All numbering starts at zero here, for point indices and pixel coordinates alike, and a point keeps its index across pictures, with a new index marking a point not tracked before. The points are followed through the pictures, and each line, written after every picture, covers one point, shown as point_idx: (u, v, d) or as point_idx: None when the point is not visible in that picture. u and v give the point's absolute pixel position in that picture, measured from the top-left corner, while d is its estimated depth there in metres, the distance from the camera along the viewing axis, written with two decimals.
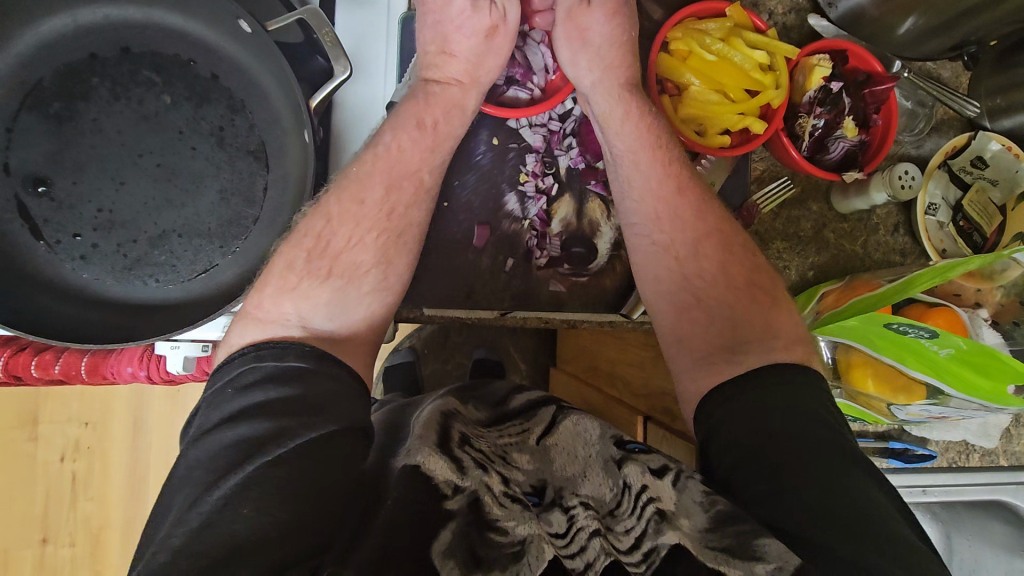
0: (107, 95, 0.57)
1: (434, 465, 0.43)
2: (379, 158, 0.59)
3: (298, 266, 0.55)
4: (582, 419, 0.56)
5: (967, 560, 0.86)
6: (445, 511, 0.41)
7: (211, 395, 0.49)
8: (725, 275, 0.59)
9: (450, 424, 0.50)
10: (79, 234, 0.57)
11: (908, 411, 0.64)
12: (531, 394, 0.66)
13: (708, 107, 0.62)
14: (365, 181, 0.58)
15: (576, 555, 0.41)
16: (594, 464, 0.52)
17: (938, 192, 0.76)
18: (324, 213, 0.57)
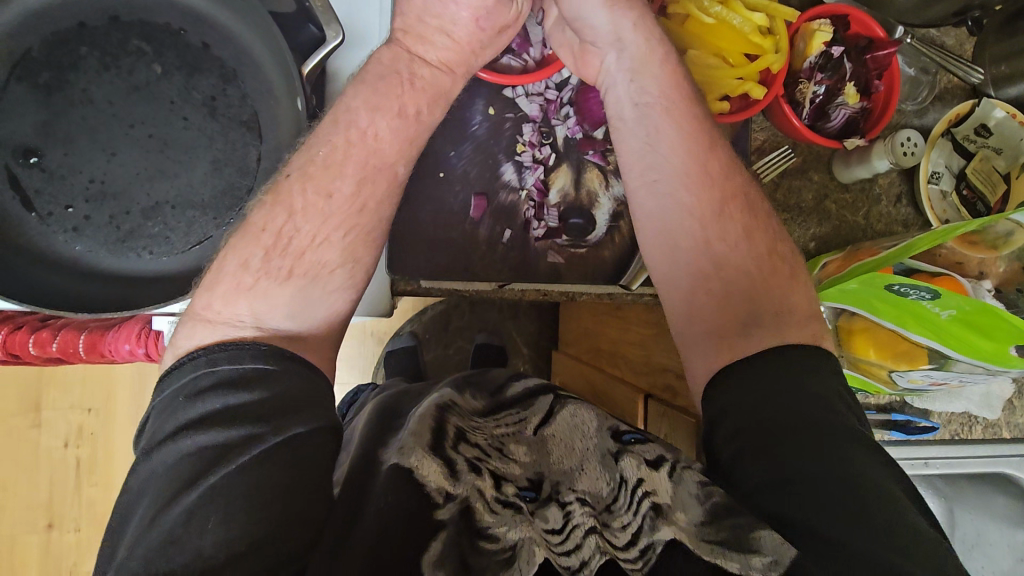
0: (97, 65, 0.56)
1: (427, 471, 0.44)
2: (351, 144, 0.54)
3: (254, 264, 0.51)
4: (580, 411, 0.57)
5: (971, 533, 0.86)
6: (437, 521, 0.42)
7: (164, 404, 0.46)
8: (748, 243, 0.55)
9: (446, 419, 0.50)
10: (72, 206, 0.57)
11: (909, 379, 0.63)
12: (527, 381, 0.67)
13: (708, 71, 0.62)
14: (335, 171, 0.53)
15: (571, 552, 0.42)
16: (591, 456, 0.52)
17: (942, 160, 0.75)
18: (286, 207, 0.52)
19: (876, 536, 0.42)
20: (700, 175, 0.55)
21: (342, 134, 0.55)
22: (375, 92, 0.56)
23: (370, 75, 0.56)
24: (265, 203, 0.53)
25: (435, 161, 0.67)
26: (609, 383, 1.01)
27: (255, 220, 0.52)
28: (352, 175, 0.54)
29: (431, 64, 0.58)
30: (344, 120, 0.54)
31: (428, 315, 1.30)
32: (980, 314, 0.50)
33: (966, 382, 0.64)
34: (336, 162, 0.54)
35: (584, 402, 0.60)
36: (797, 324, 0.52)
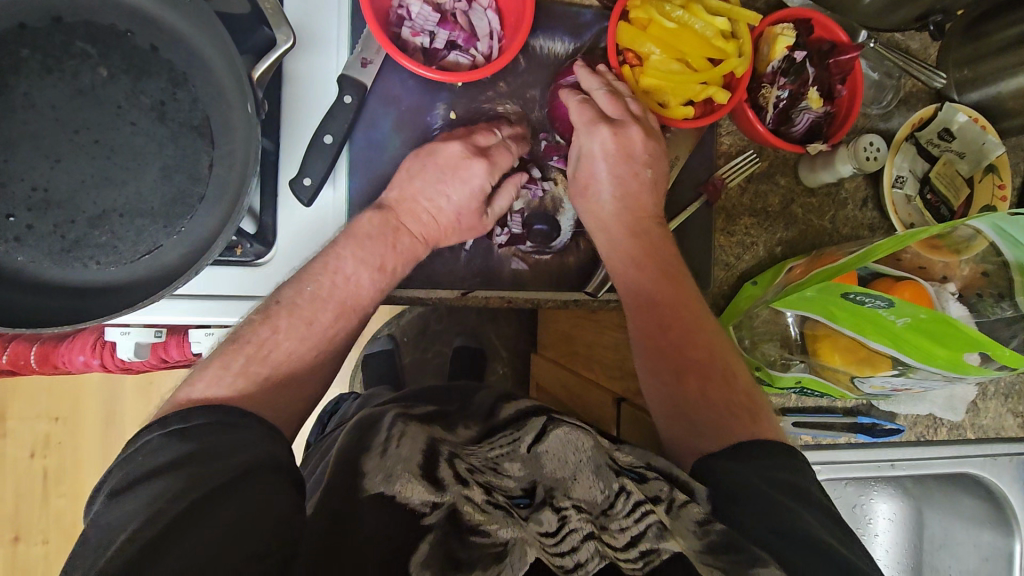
0: (39, 68, 0.54)
1: (411, 492, 0.44)
2: (335, 288, 0.59)
3: (234, 367, 0.54)
4: (572, 430, 0.53)
5: (937, 533, 0.92)
6: (423, 527, 0.42)
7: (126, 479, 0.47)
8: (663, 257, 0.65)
9: (438, 444, 0.52)
10: (13, 215, 0.54)
11: (871, 384, 0.64)
12: (519, 403, 0.66)
13: (672, 76, 0.60)
14: (319, 304, 0.58)
15: (565, 554, 0.41)
16: (585, 467, 0.50)
17: (906, 165, 0.74)
18: (271, 326, 0.57)
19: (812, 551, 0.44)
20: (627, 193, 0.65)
21: (327, 276, 0.59)
22: (370, 231, 0.61)
23: (358, 232, 0.61)
24: (254, 319, 0.57)
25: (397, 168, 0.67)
26: (584, 387, 1.01)
27: (241, 334, 0.56)
28: (332, 309, 0.59)
29: (414, 235, 0.63)
30: (331, 267, 0.59)
31: (406, 319, 1.29)
32: (935, 323, 0.50)
33: (925, 387, 0.66)
34: (321, 296, 0.59)
35: (579, 426, 0.56)
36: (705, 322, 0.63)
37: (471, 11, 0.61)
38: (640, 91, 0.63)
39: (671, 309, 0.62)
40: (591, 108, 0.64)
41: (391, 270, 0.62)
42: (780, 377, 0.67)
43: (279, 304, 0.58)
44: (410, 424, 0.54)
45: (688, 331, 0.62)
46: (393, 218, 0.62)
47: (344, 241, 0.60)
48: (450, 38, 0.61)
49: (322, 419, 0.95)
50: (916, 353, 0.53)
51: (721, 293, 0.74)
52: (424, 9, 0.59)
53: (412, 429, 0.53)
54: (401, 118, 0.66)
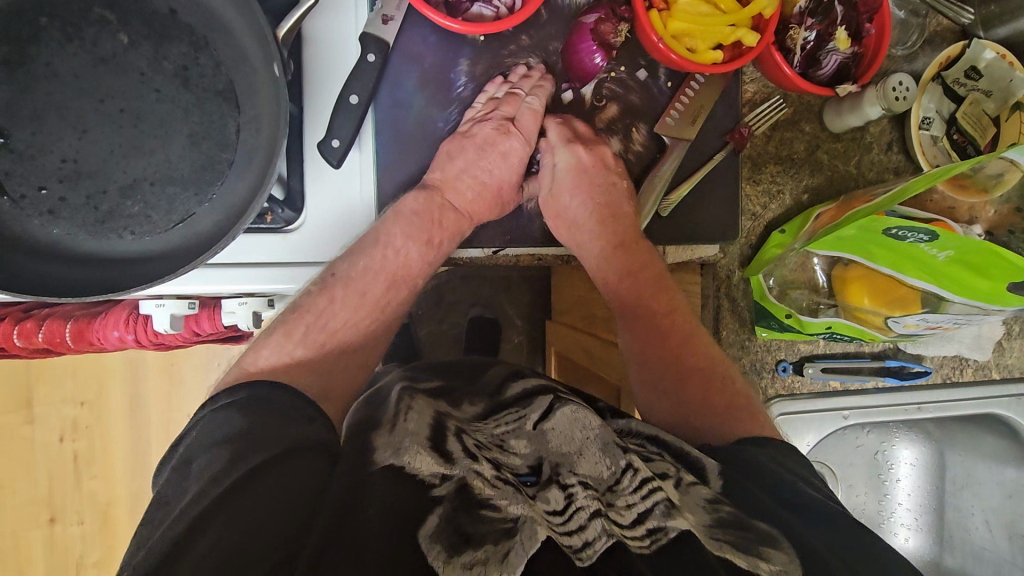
0: (60, 37, 0.53)
1: (421, 463, 0.47)
2: (385, 259, 0.63)
3: (297, 336, 0.60)
4: (581, 408, 0.55)
5: (959, 475, 0.94)
6: (433, 498, 0.44)
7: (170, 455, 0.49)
8: (630, 238, 0.70)
9: (445, 419, 0.54)
10: (45, 187, 0.54)
11: (904, 324, 0.64)
12: (528, 381, 0.66)
13: (701, 18, 0.58)
14: (370, 277, 0.63)
15: (574, 532, 0.44)
16: (591, 445, 0.52)
17: (932, 105, 0.74)
18: (329, 295, 0.61)
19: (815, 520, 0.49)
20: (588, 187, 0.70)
21: (380, 250, 0.62)
22: (416, 209, 0.64)
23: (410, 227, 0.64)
24: (311, 290, 0.61)
25: (421, 129, 0.66)
26: (606, 348, 1.01)
27: (299, 304, 0.61)
28: (383, 281, 0.64)
29: (459, 211, 0.67)
30: (383, 243, 0.62)
31: (421, 292, 1.29)
32: (980, 254, 0.50)
33: (960, 324, 0.65)
34: (372, 273, 0.63)
35: (587, 406, 0.57)
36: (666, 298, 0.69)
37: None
38: (668, 35, 0.60)
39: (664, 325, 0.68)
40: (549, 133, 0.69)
41: (438, 243, 0.66)
42: (811, 323, 0.68)
43: (335, 275, 0.62)
44: (416, 398, 0.57)
45: (677, 352, 0.66)
46: (439, 197, 0.66)
47: (393, 218, 0.63)
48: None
49: None
50: (955, 285, 0.54)
51: (748, 244, 0.74)
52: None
53: (418, 404, 0.55)
54: (424, 76, 0.65)
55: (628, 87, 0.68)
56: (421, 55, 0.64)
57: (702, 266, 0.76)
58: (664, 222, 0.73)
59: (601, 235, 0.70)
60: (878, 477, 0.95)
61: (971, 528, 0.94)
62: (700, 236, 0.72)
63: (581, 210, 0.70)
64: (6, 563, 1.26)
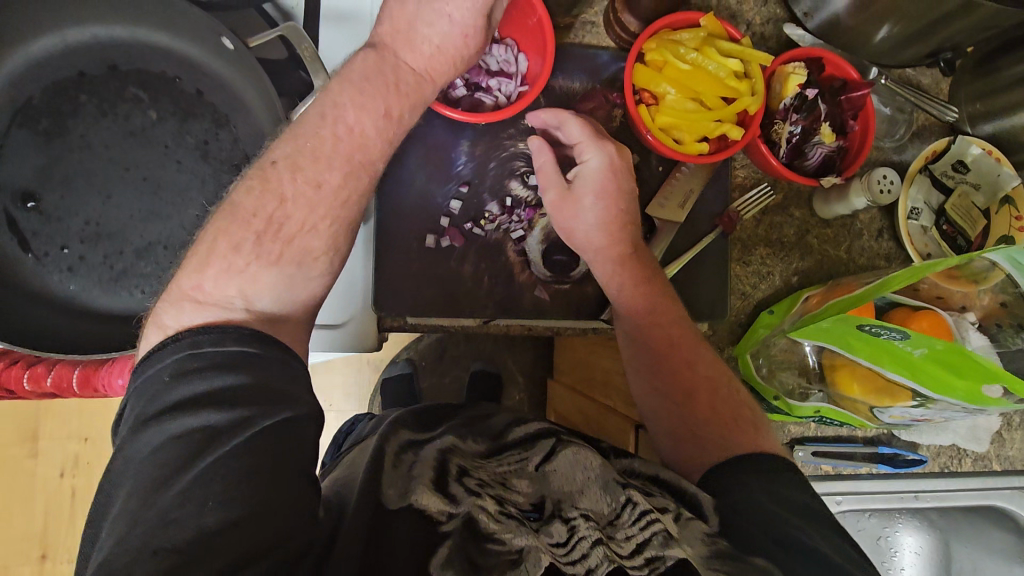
0: (95, 112, 0.59)
1: (428, 500, 0.45)
2: (338, 139, 0.52)
3: (245, 248, 0.49)
4: (583, 450, 0.55)
5: (966, 567, 0.91)
6: (441, 533, 0.43)
7: (142, 384, 0.44)
8: (644, 276, 0.67)
9: (448, 459, 0.52)
10: (66, 247, 0.58)
11: (890, 414, 0.64)
12: (531, 424, 0.63)
13: (688, 114, 0.62)
14: (324, 164, 0.51)
15: (577, 562, 0.43)
16: (592, 484, 0.51)
17: (920, 197, 0.76)
18: (275, 193, 0.50)
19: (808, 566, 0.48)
20: (601, 194, 0.65)
21: (328, 129, 0.52)
22: (366, 69, 0.54)
23: (418, 303, 0.69)
24: (252, 187, 0.50)
25: (423, 200, 0.69)
26: (602, 412, 1.03)
27: (241, 212, 0.50)
28: (341, 167, 0.52)
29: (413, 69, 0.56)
30: (331, 115, 0.52)
31: (424, 344, 1.31)
32: (951, 353, 0.50)
33: (946, 417, 0.65)
34: (324, 154, 0.52)
35: (586, 446, 0.57)
36: (680, 343, 0.65)
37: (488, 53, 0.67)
38: (656, 127, 0.63)
39: (676, 369, 0.64)
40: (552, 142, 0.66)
41: (397, 117, 0.55)
42: (799, 406, 0.68)
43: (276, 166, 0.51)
44: (422, 452, 0.53)
45: (696, 388, 0.63)
46: (393, 60, 0.55)
47: (341, 85, 0.53)
48: (471, 81, 0.66)
49: (343, 437, 0.99)
50: (934, 383, 0.54)
51: (738, 322, 0.75)
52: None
53: (424, 450, 0.53)
54: (426, 152, 0.69)
55: None
56: (427, 132, 0.69)
57: None
58: None
59: (619, 259, 0.66)
60: (882, 566, 0.91)
61: None
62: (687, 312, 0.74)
63: (584, 211, 0.66)
64: None
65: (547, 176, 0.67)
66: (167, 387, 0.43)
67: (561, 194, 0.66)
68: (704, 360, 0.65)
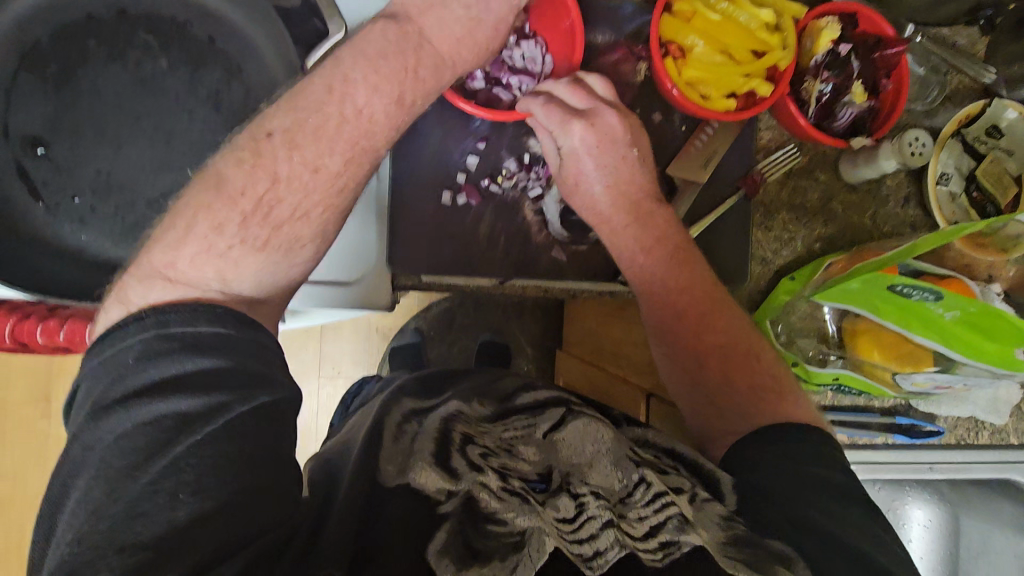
0: (104, 58, 0.57)
1: (426, 478, 0.44)
2: (344, 120, 0.49)
3: (229, 228, 0.47)
4: (592, 423, 0.53)
5: (975, 542, 0.91)
6: (439, 515, 0.42)
7: (102, 365, 0.42)
8: (654, 246, 0.63)
9: (451, 427, 0.50)
10: (77, 197, 0.57)
11: (913, 382, 0.62)
12: (539, 393, 0.63)
13: (716, 68, 0.60)
14: (326, 145, 0.48)
15: (585, 541, 0.42)
16: (602, 457, 0.50)
17: (951, 161, 0.73)
18: (269, 171, 0.47)
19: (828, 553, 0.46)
20: (602, 163, 0.63)
21: (334, 106, 0.49)
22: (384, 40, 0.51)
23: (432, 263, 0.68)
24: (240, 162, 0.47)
25: (439, 157, 0.67)
26: (611, 383, 1.02)
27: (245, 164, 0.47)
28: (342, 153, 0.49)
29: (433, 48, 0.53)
30: (339, 91, 0.49)
31: (433, 314, 1.31)
32: (984, 317, 0.51)
33: (969, 386, 0.64)
34: (326, 135, 0.48)
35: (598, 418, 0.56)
36: (696, 314, 0.61)
37: (512, 50, 0.65)
38: (682, 81, 0.60)
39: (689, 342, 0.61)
40: (557, 106, 0.62)
41: (408, 103, 0.52)
42: (818, 373, 0.67)
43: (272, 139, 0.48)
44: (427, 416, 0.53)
45: (714, 356, 0.60)
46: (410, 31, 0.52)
47: (353, 59, 0.49)
48: (491, 76, 0.64)
49: (350, 400, 0.99)
50: (962, 348, 0.54)
51: (757, 289, 0.74)
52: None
53: (426, 420, 0.52)
54: (443, 108, 0.67)
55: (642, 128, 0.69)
56: None
57: None
58: None
59: (628, 228, 0.63)
60: None
61: None
62: None
63: (589, 179, 0.64)
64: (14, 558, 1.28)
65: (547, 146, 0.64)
66: (132, 370, 0.40)
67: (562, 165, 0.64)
68: (723, 328, 0.61)
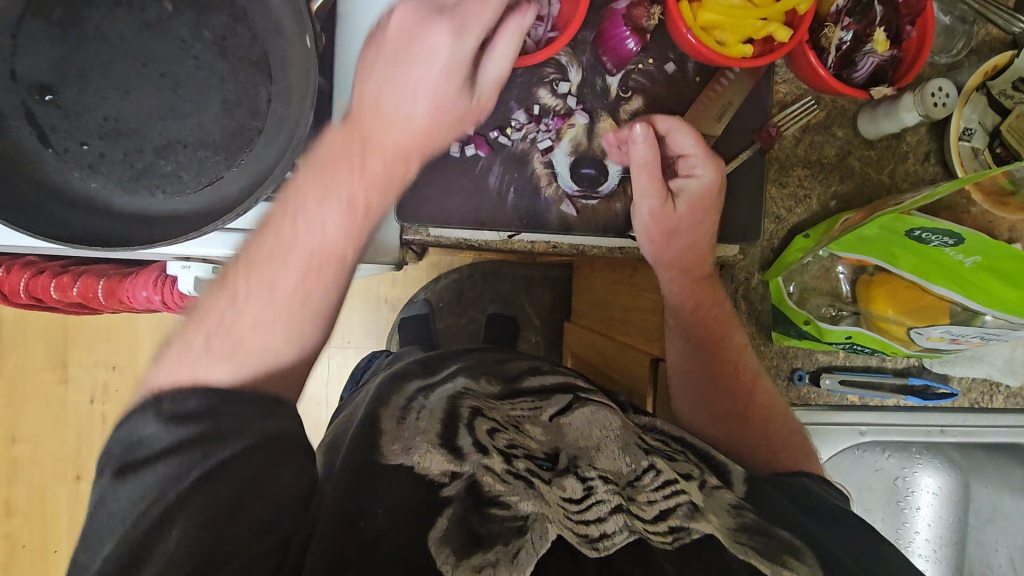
0: (110, 2, 0.56)
1: (430, 463, 0.47)
2: (338, 160, 0.51)
3: (199, 343, 0.50)
4: (598, 410, 0.58)
5: (985, 508, 0.90)
6: (444, 497, 0.45)
7: (113, 442, 0.47)
8: (703, 297, 0.70)
9: (459, 403, 0.54)
10: (86, 143, 0.57)
11: (928, 337, 0.62)
12: (545, 376, 0.66)
13: (732, 10, 0.58)
14: (312, 190, 0.52)
15: (591, 523, 0.45)
16: (610, 442, 0.54)
17: (974, 116, 0.71)
18: (227, 294, 0.51)
19: (817, 537, 0.50)
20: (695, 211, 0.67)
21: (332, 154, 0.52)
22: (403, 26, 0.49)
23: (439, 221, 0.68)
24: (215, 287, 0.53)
25: None
26: (621, 350, 1.00)
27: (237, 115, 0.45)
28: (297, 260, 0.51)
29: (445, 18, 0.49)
30: (290, 210, 0.51)
31: (442, 284, 1.31)
32: (1004, 258, 0.51)
33: (986, 341, 0.62)
34: (306, 184, 0.52)
35: (604, 405, 0.60)
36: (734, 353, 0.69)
37: None
38: (697, 26, 0.59)
39: (724, 377, 0.68)
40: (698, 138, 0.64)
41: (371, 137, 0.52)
42: (829, 330, 0.65)
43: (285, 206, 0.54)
44: (428, 399, 0.55)
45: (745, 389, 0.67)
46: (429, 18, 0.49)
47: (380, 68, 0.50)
48: None
49: (360, 374, 1.00)
50: (982, 296, 0.55)
51: (771, 247, 0.72)
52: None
53: (431, 400, 0.55)
54: None
55: (655, 79, 0.67)
56: None
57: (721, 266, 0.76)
58: None
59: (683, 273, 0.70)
60: (897, 504, 0.91)
61: (993, 563, 0.91)
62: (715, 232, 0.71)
63: (680, 226, 0.68)
64: (34, 520, 1.31)
65: (646, 185, 0.66)
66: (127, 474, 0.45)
67: (662, 205, 0.67)
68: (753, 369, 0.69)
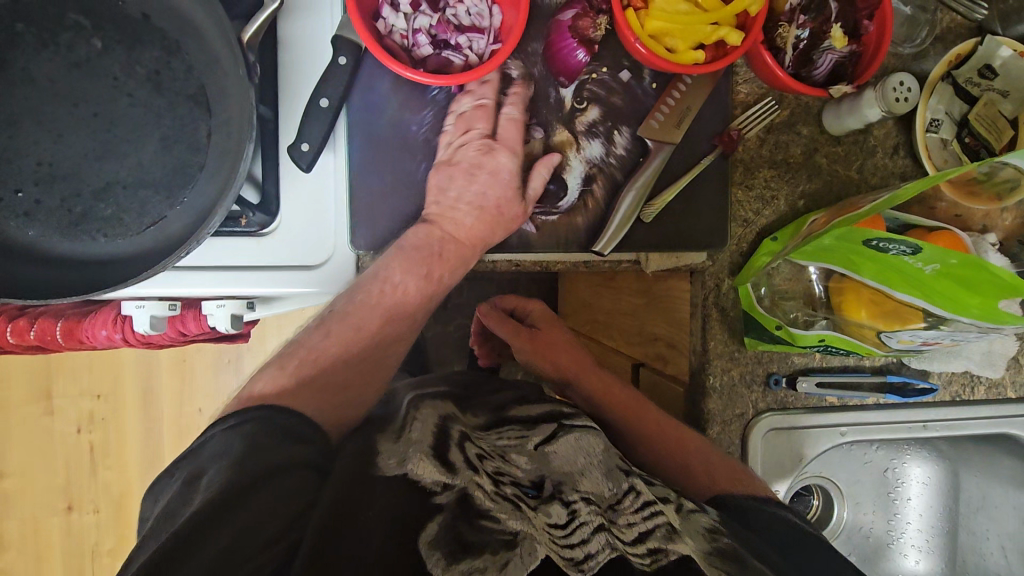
0: (34, 42, 0.54)
1: (423, 471, 0.47)
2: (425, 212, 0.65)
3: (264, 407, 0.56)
4: (584, 436, 0.57)
5: (974, 497, 0.89)
6: (433, 505, 0.44)
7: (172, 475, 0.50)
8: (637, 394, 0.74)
9: (449, 426, 0.54)
10: (21, 190, 0.55)
11: (898, 338, 0.61)
12: (531, 407, 0.64)
13: (679, 17, 0.56)
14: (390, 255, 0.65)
15: (576, 546, 0.44)
16: (594, 468, 0.54)
17: (941, 106, 0.69)
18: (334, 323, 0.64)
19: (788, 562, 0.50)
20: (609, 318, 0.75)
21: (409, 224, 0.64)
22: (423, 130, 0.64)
23: (406, 245, 0.65)
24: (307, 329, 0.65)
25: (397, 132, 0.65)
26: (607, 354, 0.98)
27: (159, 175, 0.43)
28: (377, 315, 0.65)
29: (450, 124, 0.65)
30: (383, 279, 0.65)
31: None
32: (963, 268, 0.50)
33: (959, 341, 0.62)
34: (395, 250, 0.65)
35: (587, 430, 0.60)
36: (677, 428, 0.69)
37: (456, 9, 0.60)
38: (645, 34, 0.57)
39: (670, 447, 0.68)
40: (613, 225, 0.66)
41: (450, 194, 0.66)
42: (802, 335, 0.64)
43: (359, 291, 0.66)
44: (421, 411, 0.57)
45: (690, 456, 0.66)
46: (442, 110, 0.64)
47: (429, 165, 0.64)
48: (438, 40, 0.60)
49: None
50: (949, 303, 0.53)
51: (740, 251, 0.71)
52: (406, 7, 0.59)
53: (424, 413, 0.56)
54: (398, 78, 0.64)
55: (611, 88, 0.66)
56: None
57: (690, 273, 0.73)
58: (649, 227, 0.69)
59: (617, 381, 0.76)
60: (887, 496, 0.90)
61: (985, 553, 0.89)
62: (681, 239, 0.69)
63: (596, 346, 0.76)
64: (26, 553, 1.30)
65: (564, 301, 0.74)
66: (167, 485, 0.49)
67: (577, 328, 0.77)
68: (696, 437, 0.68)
